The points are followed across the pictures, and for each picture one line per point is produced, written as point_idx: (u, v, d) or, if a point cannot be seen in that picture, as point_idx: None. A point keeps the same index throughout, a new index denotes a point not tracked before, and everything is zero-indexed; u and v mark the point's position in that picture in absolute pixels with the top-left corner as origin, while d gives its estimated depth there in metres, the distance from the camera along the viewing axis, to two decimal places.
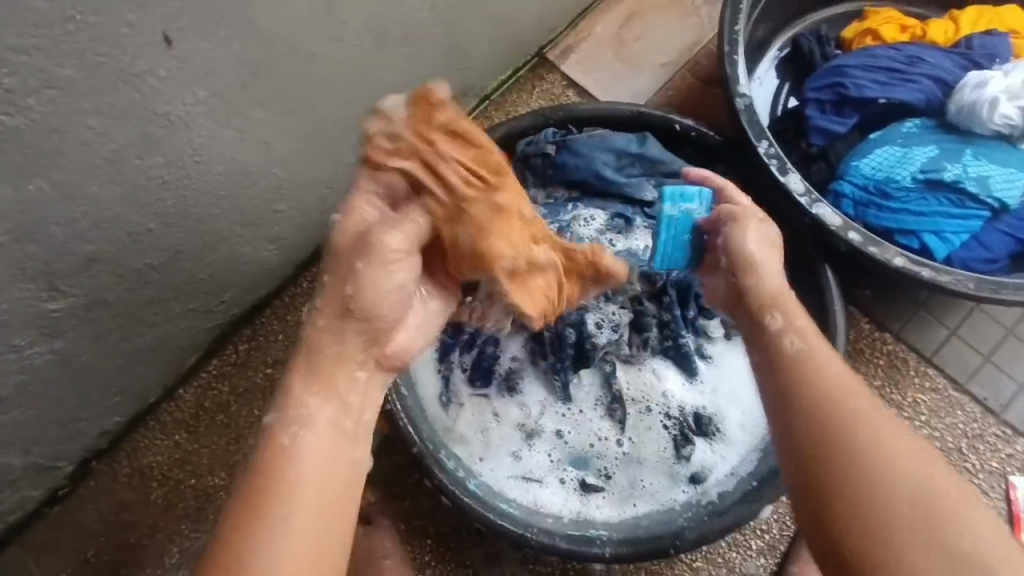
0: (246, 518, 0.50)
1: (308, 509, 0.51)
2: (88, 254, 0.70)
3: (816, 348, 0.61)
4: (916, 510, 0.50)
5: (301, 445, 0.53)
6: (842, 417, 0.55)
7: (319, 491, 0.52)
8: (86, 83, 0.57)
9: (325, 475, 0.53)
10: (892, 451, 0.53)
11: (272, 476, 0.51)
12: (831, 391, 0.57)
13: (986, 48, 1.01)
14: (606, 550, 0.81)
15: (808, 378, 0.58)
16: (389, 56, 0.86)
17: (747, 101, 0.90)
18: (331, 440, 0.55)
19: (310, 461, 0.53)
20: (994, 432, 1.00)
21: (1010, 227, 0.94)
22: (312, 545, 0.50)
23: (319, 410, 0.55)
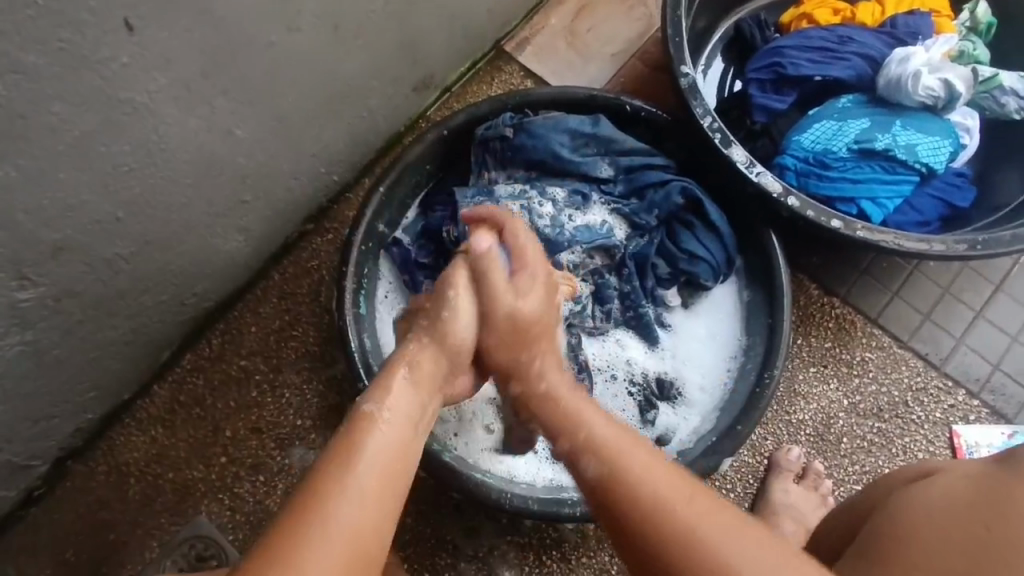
0: (328, 491, 0.53)
1: (377, 471, 0.56)
2: (57, 243, 0.71)
3: (601, 433, 0.62)
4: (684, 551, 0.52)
5: (380, 427, 0.59)
6: (625, 507, 0.56)
7: (391, 464, 0.57)
8: (51, 69, 0.59)
9: (393, 458, 0.57)
10: (649, 500, 0.55)
11: (353, 445, 0.57)
12: (631, 497, 0.56)
13: (909, 27, 1.08)
14: (577, 510, 0.84)
15: (614, 491, 0.57)
16: (347, 46, 0.89)
17: (690, 80, 0.95)
18: (406, 433, 0.60)
19: (389, 437, 0.59)
20: (936, 385, 1.07)
21: (937, 190, 1.03)
22: (364, 522, 0.52)
23: (390, 405, 0.62)
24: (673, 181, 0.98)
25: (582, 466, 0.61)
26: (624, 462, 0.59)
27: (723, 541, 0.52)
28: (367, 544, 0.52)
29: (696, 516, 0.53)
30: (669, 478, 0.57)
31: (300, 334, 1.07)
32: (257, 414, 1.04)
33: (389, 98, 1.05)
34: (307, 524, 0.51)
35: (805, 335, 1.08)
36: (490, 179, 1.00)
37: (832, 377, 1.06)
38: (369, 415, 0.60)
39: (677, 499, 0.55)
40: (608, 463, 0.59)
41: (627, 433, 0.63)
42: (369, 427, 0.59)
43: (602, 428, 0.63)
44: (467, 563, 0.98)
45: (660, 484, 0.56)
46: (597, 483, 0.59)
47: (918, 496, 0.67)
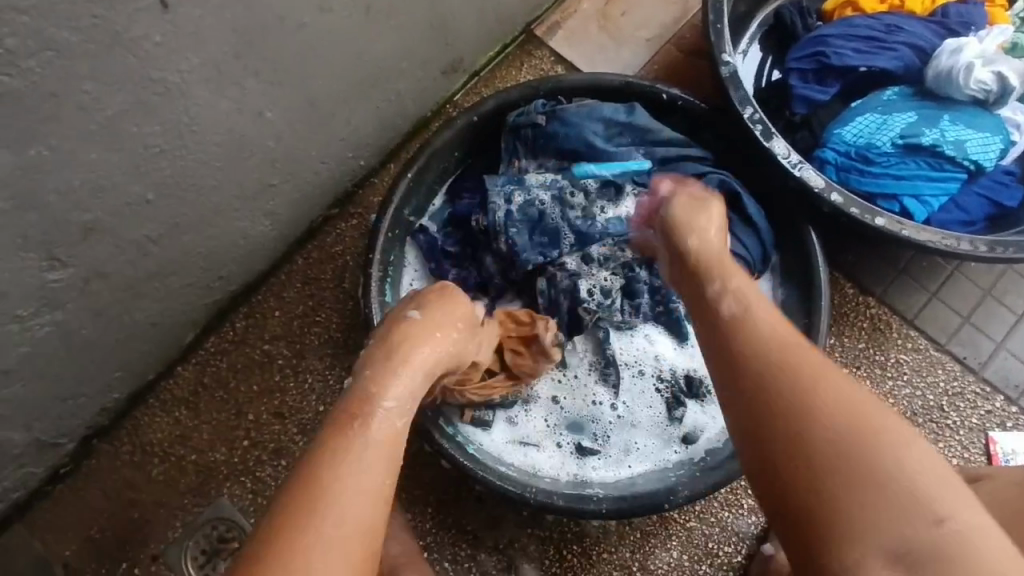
0: (329, 481, 0.52)
1: (377, 465, 0.55)
2: (87, 224, 0.71)
3: (762, 315, 0.61)
4: (818, 441, 0.50)
5: (380, 420, 0.58)
6: (758, 357, 0.57)
7: (391, 458, 0.56)
8: (83, 47, 0.57)
9: (389, 447, 0.57)
10: (799, 367, 0.54)
11: (353, 436, 0.56)
12: (759, 350, 0.57)
13: (961, 16, 1.03)
14: (603, 507, 0.83)
15: (746, 330, 0.60)
16: (378, 28, 0.87)
17: (731, 68, 0.92)
18: (402, 423, 0.59)
19: (389, 430, 0.58)
20: (974, 390, 1.04)
21: (984, 189, 0.99)
22: (365, 510, 0.52)
23: (394, 395, 0.61)
24: (709, 173, 0.95)
25: (722, 304, 0.64)
26: (781, 331, 0.59)
27: (848, 406, 0.51)
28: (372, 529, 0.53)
29: (829, 372, 0.54)
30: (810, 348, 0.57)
31: (324, 319, 1.06)
32: (279, 399, 1.04)
33: (418, 82, 1.03)
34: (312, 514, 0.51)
35: (838, 334, 1.05)
36: (521, 167, 0.97)
37: (865, 378, 1.04)
38: (371, 406, 0.59)
39: (805, 352, 0.56)
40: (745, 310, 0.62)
41: (768, 305, 0.64)
42: (370, 418, 0.58)
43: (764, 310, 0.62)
44: (486, 554, 0.97)
45: (810, 354, 0.56)
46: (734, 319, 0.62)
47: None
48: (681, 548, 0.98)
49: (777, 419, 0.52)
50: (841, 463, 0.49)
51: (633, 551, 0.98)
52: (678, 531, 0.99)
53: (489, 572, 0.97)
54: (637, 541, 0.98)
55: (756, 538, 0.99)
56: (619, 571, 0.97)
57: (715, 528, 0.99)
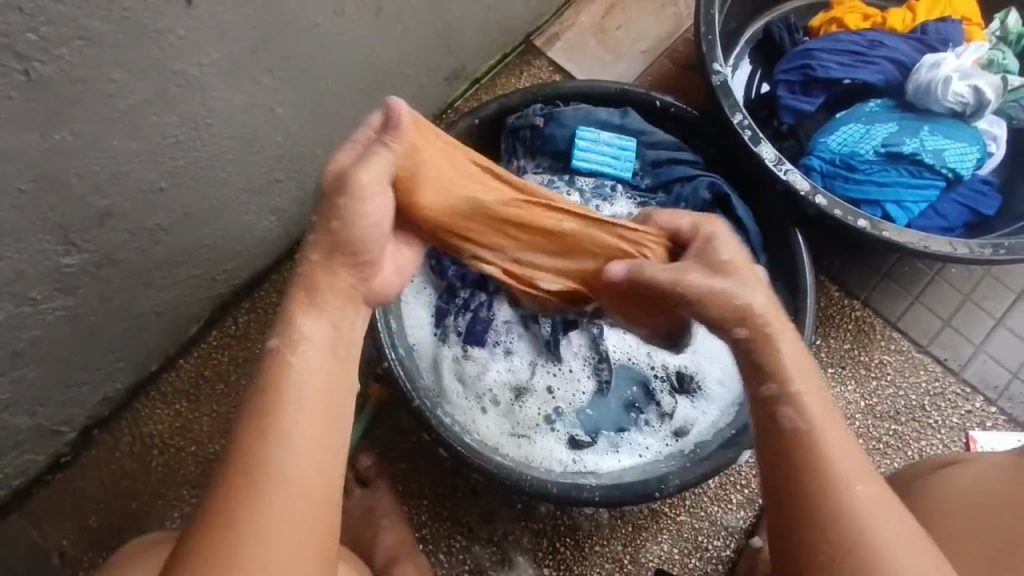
0: (256, 454, 0.51)
1: (307, 422, 0.52)
2: (102, 209, 0.73)
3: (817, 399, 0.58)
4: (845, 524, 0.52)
5: (294, 378, 0.54)
6: (818, 497, 0.54)
7: (318, 407, 0.53)
8: (112, 37, 0.60)
9: (318, 393, 0.54)
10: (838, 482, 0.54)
11: (273, 402, 0.52)
12: (817, 485, 0.54)
13: (940, 33, 1.09)
14: (595, 495, 0.85)
15: (807, 464, 0.55)
16: (387, 32, 0.90)
17: (722, 78, 0.96)
18: (321, 362, 0.55)
19: (309, 378, 0.54)
20: (955, 390, 1.07)
21: (963, 197, 1.04)
22: (314, 458, 0.52)
23: (306, 343, 0.55)
24: (700, 177, 0.99)
25: (782, 414, 0.57)
26: (848, 467, 0.55)
27: (854, 470, 0.55)
28: (315, 489, 0.51)
29: (875, 502, 0.53)
30: (867, 473, 0.55)
31: None
32: None
33: (422, 86, 1.06)
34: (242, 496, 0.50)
35: (824, 335, 1.08)
36: (520, 167, 1.02)
37: (850, 378, 1.07)
38: (284, 362, 0.54)
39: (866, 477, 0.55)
40: (810, 434, 0.56)
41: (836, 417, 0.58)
42: (284, 374, 0.54)
43: (837, 441, 0.56)
44: (481, 546, 0.99)
45: (859, 480, 0.54)
46: (798, 441, 0.56)
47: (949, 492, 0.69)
48: (672, 542, 1.00)
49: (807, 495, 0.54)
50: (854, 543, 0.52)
51: (624, 545, 1.00)
52: (668, 526, 1.01)
53: (483, 564, 0.98)
54: (628, 534, 1.00)
55: (744, 532, 1.01)
56: (611, 564, 0.99)
57: (704, 523, 1.01)
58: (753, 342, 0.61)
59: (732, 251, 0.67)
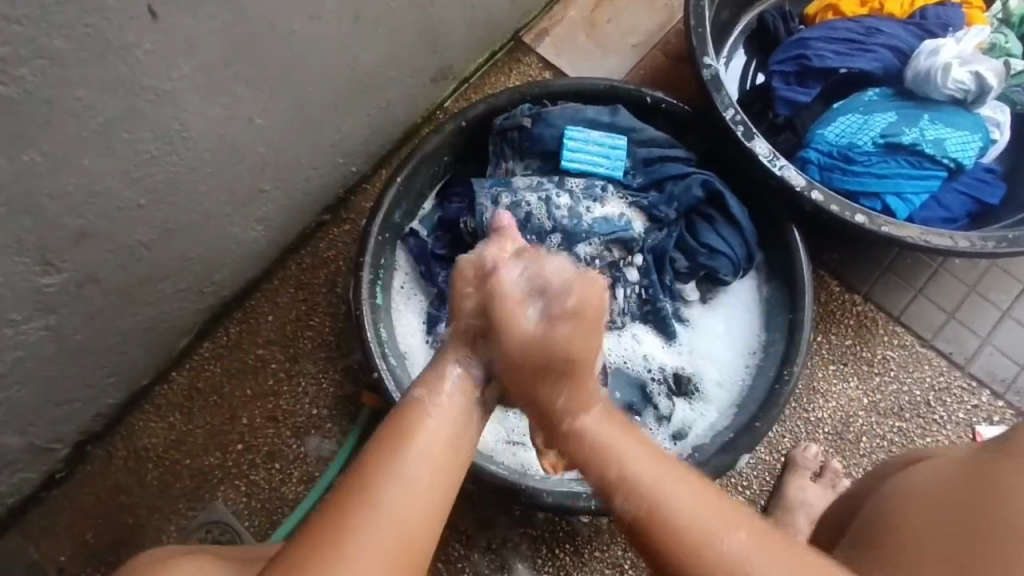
0: (376, 481, 0.54)
1: (423, 466, 0.56)
2: (80, 228, 0.72)
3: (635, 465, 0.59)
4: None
5: (425, 426, 0.59)
6: (672, 549, 0.55)
7: (440, 460, 0.57)
8: (76, 55, 0.59)
9: (443, 454, 0.58)
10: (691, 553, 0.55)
11: (401, 433, 0.58)
12: (670, 539, 0.56)
13: (939, 18, 1.06)
14: (592, 503, 0.84)
15: (654, 534, 0.56)
16: (367, 36, 0.88)
17: (713, 71, 0.94)
18: (450, 435, 0.60)
19: (437, 434, 0.59)
20: (960, 384, 1.05)
21: (965, 186, 1.01)
22: (418, 511, 0.54)
23: (442, 402, 0.62)
24: (694, 174, 0.97)
25: (613, 503, 0.59)
26: (702, 517, 0.56)
27: (688, 505, 0.56)
28: (413, 539, 0.53)
29: (750, 550, 0.54)
30: (700, 507, 0.56)
31: (317, 323, 1.08)
32: (273, 403, 1.05)
33: (407, 89, 1.04)
34: (345, 522, 0.52)
35: (825, 332, 1.06)
36: (508, 169, 0.98)
37: (852, 374, 1.05)
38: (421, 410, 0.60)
39: (721, 520, 0.56)
40: (648, 510, 0.57)
41: (676, 474, 0.59)
42: (419, 420, 0.59)
43: (676, 492, 0.57)
44: (479, 554, 0.98)
45: (725, 533, 0.55)
46: (638, 511, 0.57)
47: (913, 483, 0.67)
48: None
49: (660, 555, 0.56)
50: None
51: (625, 550, 0.99)
52: None
53: (482, 572, 0.97)
54: (628, 539, 0.99)
55: None
56: (611, 569, 0.98)
57: None
58: (586, 451, 0.62)
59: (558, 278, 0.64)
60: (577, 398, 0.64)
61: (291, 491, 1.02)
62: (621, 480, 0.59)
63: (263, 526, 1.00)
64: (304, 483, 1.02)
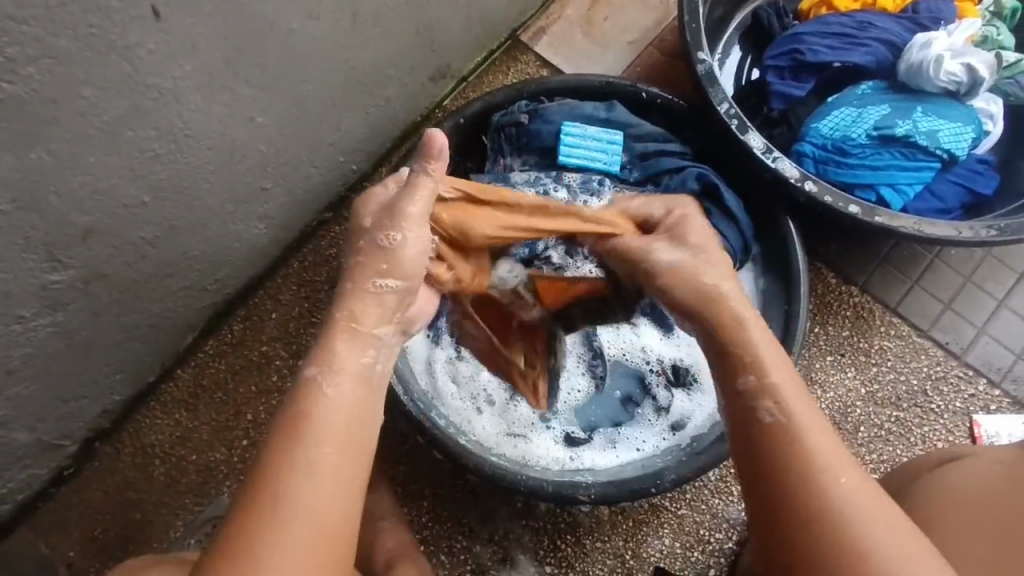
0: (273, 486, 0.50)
1: (325, 454, 0.52)
2: (86, 226, 0.73)
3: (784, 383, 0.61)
4: (826, 515, 0.53)
5: (322, 411, 0.54)
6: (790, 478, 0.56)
7: (343, 444, 0.53)
8: (80, 54, 0.60)
9: (344, 432, 0.54)
10: (823, 483, 0.55)
11: (298, 425, 0.53)
12: (806, 461, 0.56)
13: (931, 12, 1.07)
14: (591, 492, 0.85)
15: (783, 454, 0.57)
16: (365, 35, 0.90)
17: (707, 66, 0.95)
18: (349, 403, 0.55)
19: (332, 411, 0.54)
20: (957, 373, 1.06)
21: (959, 177, 1.02)
22: (325, 507, 0.51)
23: (338, 373, 0.56)
24: (689, 167, 0.98)
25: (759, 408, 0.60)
26: (829, 458, 0.56)
27: (826, 450, 0.56)
28: (326, 538, 0.50)
29: (861, 490, 0.54)
30: (826, 440, 0.57)
31: (319, 320, 1.09)
32: (276, 399, 1.06)
33: (406, 87, 1.06)
34: (250, 539, 0.49)
35: (822, 323, 1.07)
36: (506, 166, 1.00)
37: (850, 365, 1.06)
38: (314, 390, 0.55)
39: (846, 468, 0.55)
40: (780, 420, 0.58)
41: (827, 431, 0.58)
42: (312, 403, 0.54)
43: (816, 430, 0.58)
44: (482, 546, 0.99)
45: (843, 478, 0.55)
46: (773, 430, 0.58)
47: (944, 488, 0.69)
48: (674, 536, 1.00)
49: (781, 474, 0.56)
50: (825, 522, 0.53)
51: (626, 540, 1.00)
52: (669, 520, 1.00)
53: (485, 564, 0.98)
54: (629, 530, 1.00)
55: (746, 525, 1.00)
56: (613, 560, 0.99)
57: (705, 517, 1.01)
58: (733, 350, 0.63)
59: (703, 234, 0.70)
60: (745, 310, 0.66)
61: None
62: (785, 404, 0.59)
63: None
64: None
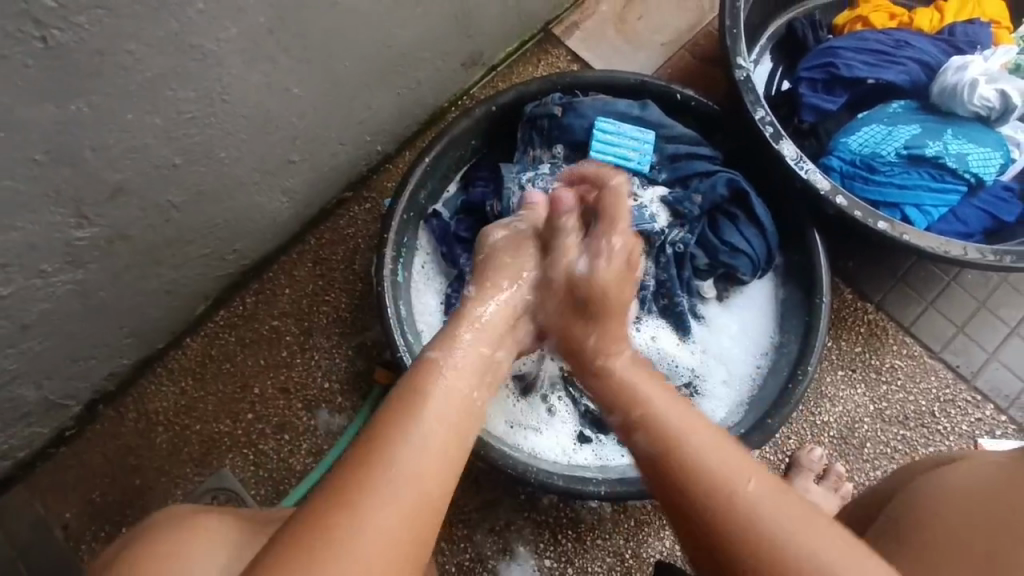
0: (382, 456, 0.51)
1: (435, 433, 0.54)
2: (116, 184, 0.72)
3: (678, 424, 0.58)
4: (690, 498, 0.53)
5: (444, 382, 0.59)
6: (714, 510, 0.51)
7: (449, 428, 0.55)
8: (130, 8, 0.59)
9: (456, 416, 0.57)
10: (711, 480, 0.52)
11: (422, 398, 0.56)
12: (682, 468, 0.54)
13: (967, 35, 1.07)
14: (601, 489, 0.85)
15: (672, 470, 0.55)
16: (406, 14, 0.89)
17: (746, 73, 0.95)
18: (465, 390, 0.59)
19: (453, 397, 0.58)
20: (965, 397, 1.06)
21: (984, 202, 1.01)
22: (423, 493, 0.50)
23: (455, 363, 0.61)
24: (719, 172, 0.98)
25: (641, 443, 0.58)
26: (728, 465, 0.53)
27: (722, 462, 0.54)
28: (430, 502, 0.50)
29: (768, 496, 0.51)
30: (754, 473, 0.53)
31: (334, 299, 1.08)
32: (285, 374, 1.05)
33: (438, 71, 1.05)
34: (352, 492, 0.48)
35: (835, 337, 1.07)
36: (535, 157, 0.99)
37: (860, 381, 1.06)
38: (434, 370, 0.60)
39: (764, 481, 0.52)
40: (669, 450, 0.56)
41: (734, 451, 0.55)
42: (431, 384, 0.58)
43: (709, 450, 0.55)
44: (483, 536, 0.99)
45: (747, 475, 0.52)
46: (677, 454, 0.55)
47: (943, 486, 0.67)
48: (674, 538, 1.00)
49: (675, 477, 0.54)
50: (722, 508, 0.51)
51: (627, 540, 1.00)
52: None
53: (485, 554, 0.98)
54: (631, 529, 1.00)
55: None
56: (612, 558, 0.99)
57: None
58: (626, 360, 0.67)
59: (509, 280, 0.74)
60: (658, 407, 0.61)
61: (298, 464, 1.02)
62: (685, 458, 0.55)
63: (268, 496, 1.01)
64: (312, 456, 1.03)
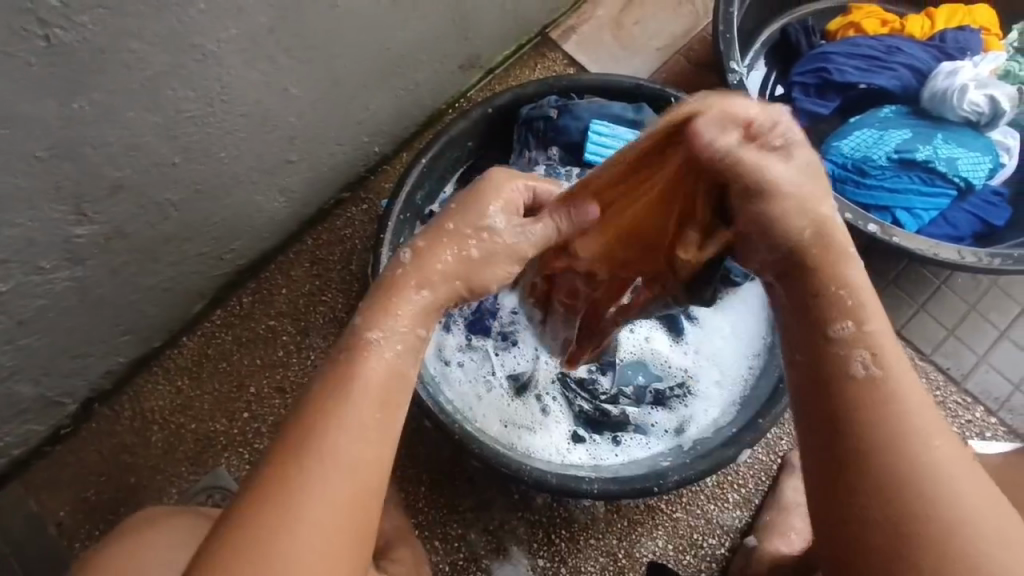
0: (308, 449, 0.48)
1: (365, 417, 0.50)
2: (115, 181, 0.73)
3: (887, 356, 0.50)
4: (872, 433, 0.47)
5: (375, 356, 0.53)
6: (888, 456, 0.46)
7: (379, 406, 0.51)
8: (133, 7, 0.60)
9: (386, 392, 0.52)
10: (906, 435, 0.46)
11: (347, 377, 0.52)
12: (869, 400, 0.48)
13: (958, 42, 1.09)
14: (593, 487, 0.85)
15: (868, 401, 0.48)
16: (404, 16, 0.90)
17: (739, 77, 0.96)
18: (396, 365, 0.53)
19: (382, 372, 0.53)
20: (956, 400, 1.07)
21: (974, 207, 1.03)
22: (352, 488, 0.48)
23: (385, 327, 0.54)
24: None
25: (853, 354, 0.50)
26: (924, 421, 0.47)
27: (926, 415, 0.47)
28: (362, 497, 0.48)
29: (954, 464, 0.46)
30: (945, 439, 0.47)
31: (330, 299, 1.09)
32: (281, 373, 1.06)
33: (436, 74, 1.06)
34: (280, 493, 0.47)
35: None
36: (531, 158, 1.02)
37: None
38: (361, 340, 0.53)
39: (948, 451, 0.46)
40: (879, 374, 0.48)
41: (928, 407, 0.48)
42: (359, 357, 0.53)
43: (908, 399, 0.48)
44: (477, 535, 0.99)
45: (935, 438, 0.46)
46: (873, 386, 0.48)
47: None
48: (667, 538, 1.01)
49: (851, 410, 0.48)
50: (900, 461, 0.46)
51: (620, 539, 1.01)
52: (664, 522, 1.01)
53: (479, 553, 0.99)
54: (624, 529, 1.01)
55: (739, 532, 1.01)
56: (605, 558, 1.00)
57: (699, 521, 1.02)
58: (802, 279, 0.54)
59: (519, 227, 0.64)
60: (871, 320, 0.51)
61: None
62: (888, 394, 0.48)
63: None
64: None
